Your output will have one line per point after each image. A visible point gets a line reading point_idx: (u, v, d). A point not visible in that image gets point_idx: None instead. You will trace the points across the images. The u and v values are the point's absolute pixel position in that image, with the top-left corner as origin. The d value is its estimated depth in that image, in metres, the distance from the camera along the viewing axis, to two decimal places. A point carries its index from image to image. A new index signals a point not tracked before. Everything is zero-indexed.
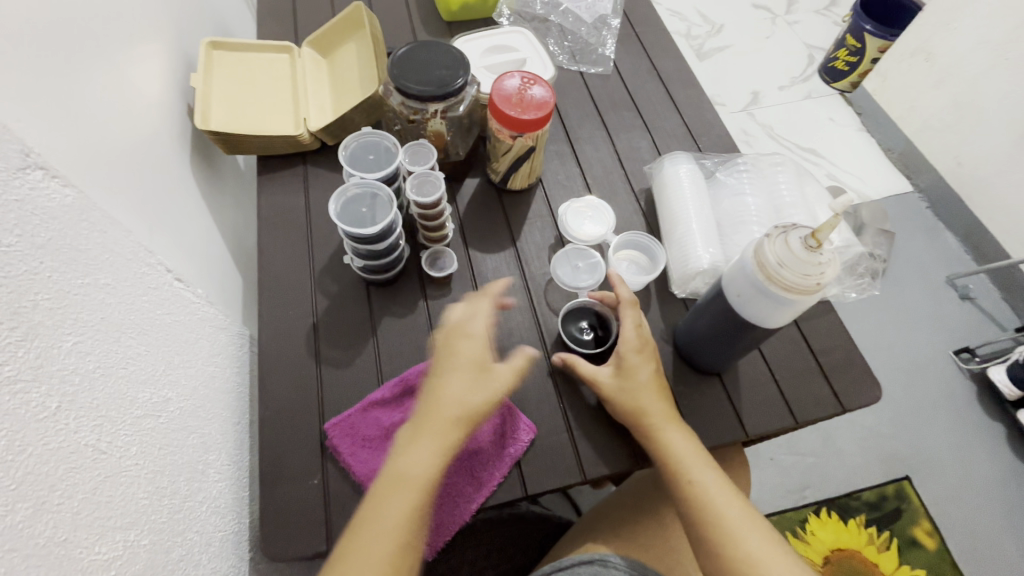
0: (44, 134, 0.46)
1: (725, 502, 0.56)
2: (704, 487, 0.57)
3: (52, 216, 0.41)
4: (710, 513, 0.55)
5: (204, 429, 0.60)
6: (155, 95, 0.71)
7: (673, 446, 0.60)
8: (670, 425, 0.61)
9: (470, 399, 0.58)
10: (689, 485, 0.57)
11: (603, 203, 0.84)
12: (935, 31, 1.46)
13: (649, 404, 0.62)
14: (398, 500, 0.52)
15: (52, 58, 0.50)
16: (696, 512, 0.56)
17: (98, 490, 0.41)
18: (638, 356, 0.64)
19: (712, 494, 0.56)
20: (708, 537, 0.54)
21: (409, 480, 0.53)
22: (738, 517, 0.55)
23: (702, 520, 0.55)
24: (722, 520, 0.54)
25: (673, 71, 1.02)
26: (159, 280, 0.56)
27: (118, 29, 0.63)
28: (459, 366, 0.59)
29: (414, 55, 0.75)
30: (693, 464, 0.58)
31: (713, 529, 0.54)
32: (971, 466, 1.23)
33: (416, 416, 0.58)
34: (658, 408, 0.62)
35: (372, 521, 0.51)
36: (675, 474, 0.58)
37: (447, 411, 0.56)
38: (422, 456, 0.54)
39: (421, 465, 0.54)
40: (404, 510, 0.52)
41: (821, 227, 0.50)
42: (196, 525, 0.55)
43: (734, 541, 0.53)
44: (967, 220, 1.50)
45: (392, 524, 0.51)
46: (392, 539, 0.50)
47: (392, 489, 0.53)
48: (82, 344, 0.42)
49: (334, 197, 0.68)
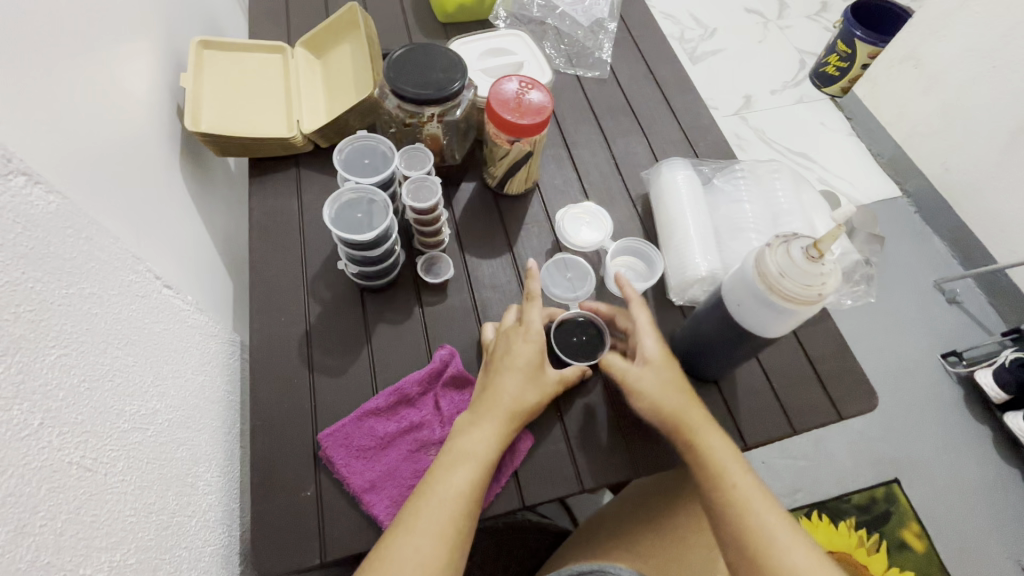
0: (28, 136, 0.44)
1: (768, 512, 0.54)
2: (746, 494, 0.55)
3: (35, 224, 0.40)
4: (754, 522, 0.53)
5: (193, 440, 0.58)
6: (143, 95, 0.69)
7: (712, 446, 0.58)
8: (708, 426, 0.60)
9: (525, 394, 0.62)
10: (734, 489, 0.55)
11: (600, 209, 0.83)
12: (924, 39, 1.48)
13: (682, 404, 0.60)
14: (460, 474, 0.56)
15: (36, 56, 0.48)
16: (738, 519, 0.54)
17: (82, 509, 0.40)
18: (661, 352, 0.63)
19: (755, 502, 0.54)
20: (751, 546, 0.52)
21: (473, 457, 0.57)
22: (780, 527, 0.53)
23: (744, 528, 0.53)
24: (767, 530, 0.52)
25: (669, 76, 1.02)
26: (147, 288, 0.54)
27: (105, 28, 0.61)
28: (518, 358, 0.63)
29: (410, 57, 0.74)
30: (734, 469, 0.57)
31: (756, 539, 0.52)
32: (959, 469, 1.24)
33: (476, 403, 0.62)
34: (692, 408, 0.60)
35: (434, 493, 0.54)
36: (716, 476, 0.56)
37: (506, 399, 0.61)
38: (483, 439, 0.59)
39: (482, 445, 0.58)
40: (465, 485, 0.55)
41: (823, 237, 0.50)
42: (185, 540, 0.53)
43: (777, 552, 0.51)
44: (954, 225, 1.51)
45: (453, 496, 0.54)
46: (453, 511, 0.54)
47: (454, 466, 0.57)
48: (66, 357, 0.41)
49: (328, 202, 0.67)
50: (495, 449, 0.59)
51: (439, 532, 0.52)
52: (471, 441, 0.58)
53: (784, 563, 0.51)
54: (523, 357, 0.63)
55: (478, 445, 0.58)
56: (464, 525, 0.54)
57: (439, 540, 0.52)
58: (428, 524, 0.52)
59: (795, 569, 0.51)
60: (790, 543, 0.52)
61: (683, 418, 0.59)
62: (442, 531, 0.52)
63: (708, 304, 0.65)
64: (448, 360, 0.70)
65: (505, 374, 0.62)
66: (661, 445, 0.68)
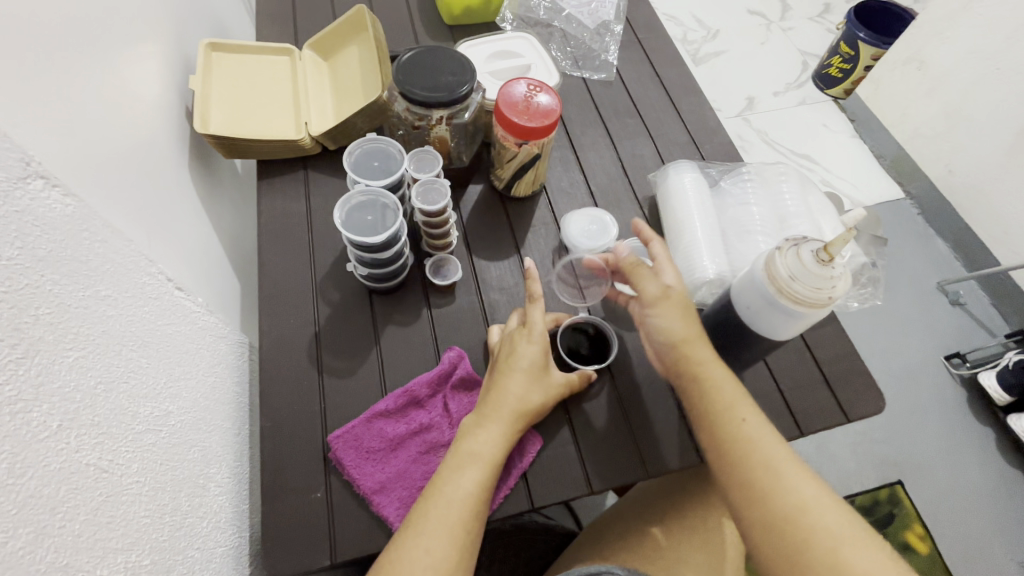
0: (44, 139, 0.44)
1: (775, 449, 0.52)
2: (755, 430, 0.53)
3: (52, 227, 0.40)
4: (758, 456, 0.51)
5: (204, 442, 0.59)
6: (153, 98, 0.69)
7: (717, 377, 0.57)
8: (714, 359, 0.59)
9: (529, 395, 0.62)
10: (743, 424, 0.53)
11: (599, 211, 0.81)
12: (928, 40, 1.48)
13: (689, 331, 0.61)
14: (468, 476, 0.56)
15: (49, 58, 0.48)
16: (742, 454, 0.52)
17: (98, 511, 0.40)
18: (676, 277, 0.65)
19: (762, 438, 0.52)
20: (754, 480, 0.50)
21: (480, 459, 0.58)
22: (787, 462, 0.51)
23: (747, 464, 0.51)
24: (772, 464, 0.50)
25: (675, 78, 1.02)
26: (159, 290, 0.54)
27: (116, 32, 0.61)
28: (522, 357, 0.63)
29: (420, 60, 0.74)
30: (744, 407, 0.55)
31: (761, 472, 0.50)
32: (962, 471, 1.24)
33: (481, 405, 0.62)
34: (700, 337, 0.61)
35: (443, 494, 0.55)
36: (724, 412, 0.55)
37: (511, 399, 0.61)
38: (491, 439, 0.59)
39: (490, 445, 0.59)
40: (474, 486, 0.56)
41: (834, 240, 0.50)
42: (196, 541, 0.53)
43: (782, 487, 0.49)
44: (957, 227, 1.51)
45: (462, 497, 0.55)
46: (462, 511, 0.54)
47: (462, 467, 0.57)
48: (82, 359, 0.41)
49: (339, 204, 0.67)
50: (502, 448, 0.59)
51: (449, 532, 0.52)
52: (478, 442, 0.59)
53: (788, 498, 0.48)
54: (527, 356, 0.63)
55: (485, 445, 0.59)
56: (473, 525, 0.54)
57: (450, 541, 0.52)
58: (438, 525, 0.52)
59: (802, 504, 0.48)
60: (797, 480, 0.49)
61: (690, 346, 0.60)
62: (452, 532, 0.52)
63: (715, 306, 0.65)
64: (457, 362, 0.70)
65: (509, 375, 0.63)
66: (669, 448, 0.68)
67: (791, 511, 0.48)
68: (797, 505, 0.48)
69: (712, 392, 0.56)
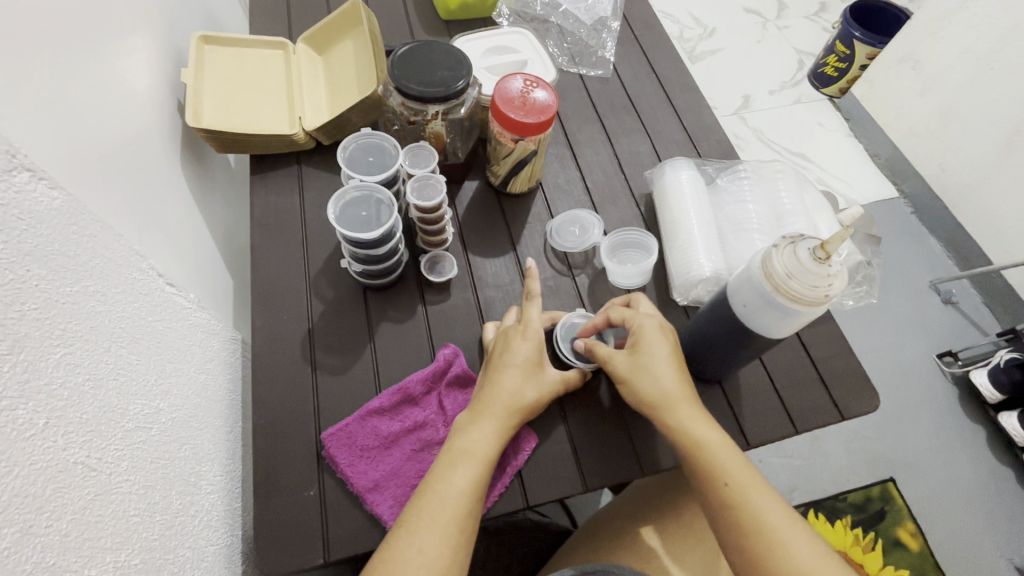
0: (31, 131, 0.43)
1: (767, 512, 0.51)
2: (741, 493, 0.52)
3: (40, 220, 0.39)
4: (751, 524, 0.51)
5: (196, 439, 0.58)
6: (145, 91, 0.68)
7: (700, 439, 0.56)
8: (696, 419, 0.57)
9: (523, 391, 0.62)
10: (725, 489, 0.53)
11: (585, 211, 0.83)
12: (923, 40, 1.48)
13: (667, 392, 0.58)
14: (462, 472, 0.56)
15: (38, 49, 0.47)
16: (735, 519, 0.52)
17: (87, 509, 0.39)
18: (653, 335, 0.61)
19: (752, 504, 0.52)
20: (748, 549, 0.50)
21: (475, 455, 0.57)
22: (780, 523, 0.50)
23: (741, 533, 0.51)
24: (766, 531, 0.50)
25: (672, 75, 1.01)
26: (150, 286, 0.54)
27: (107, 25, 0.60)
28: (516, 354, 0.63)
29: (416, 54, 0.73)
30: (729, 466, 0.54)
31: (753, 538, 0.50)
32: (953, 468, 1.25)
33: (476, 400, 0.62)
34: (680, 397, 0.58)
35: (438, 491, 0.54)
36: (709, 476, 0.54)
37: (506, 396, 0.61)
38: (485, 436, 0.59)
39: (484, 442, 0.58)
40: (467, 483, 0.55)
41: (831, 239, 0.49)
42: (188, 540, 0.53)
43: (780, 554, 0.49)
44: (950, 226, 1.52)
45: (456, 495, 0.54)
46: (456, 508, 0.53)
47: (457, 463, 0.56)
48: (70, 355, 0.40)
49: (333, 199, 0.66)
50: (497, 445, 0.59)
51: (444, 530, 0.52)
52: (472, 438, 0.58)
53: (786, 565, 0.48)
54: (520, 353, 0.63)
55: (479, 442, 0.58)
56: (468, 523, 0.54)
57: (444, 539, 0.52)
58: (432, 523, 0.52)
59: (799, 569, 0.48)
60: (793, 539, 0.50)
61: (667, 407, 0.57)
62: (446, 530, 0.52)
63: (713, 303, 0.65)
64: (452, 359, 0.69)
65: (504, 371, 0.62)
66: (664, 446, 0.68)
67: None
68: (795, 572, 0.48)
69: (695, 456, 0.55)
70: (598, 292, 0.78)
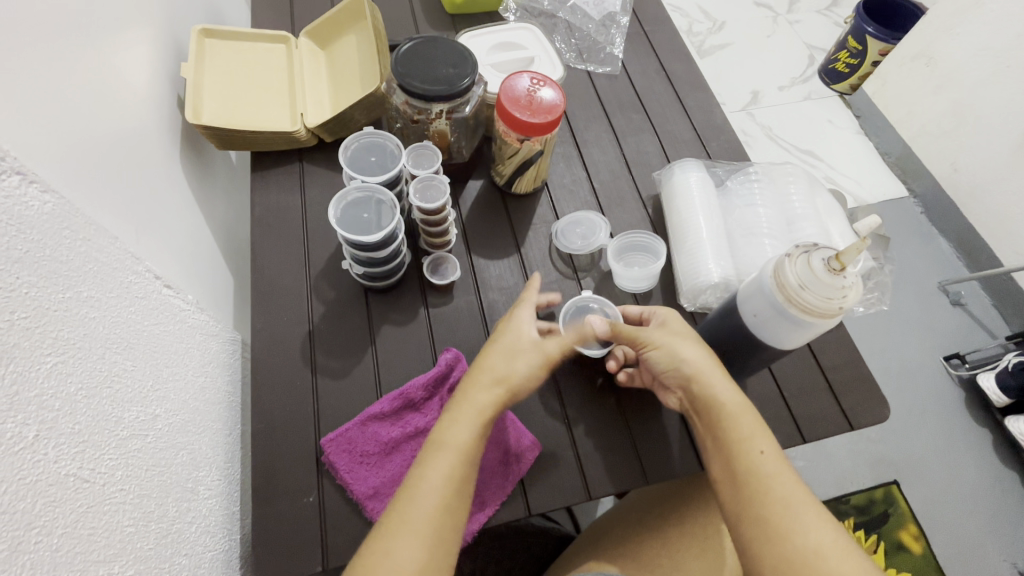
0: (21, 131, 0.42)
1: (793, 489, 0.49)
2: (772, 465, 0.50)
3: (30, 226, 0.38)
4: (776, 495, 0.49)
5: (193, 445, 0.57)
6: (143, 85, 0.67)
7: (732, 402, 0.54)
8: (726, 384, 0.55)
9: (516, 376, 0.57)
10: (762, 457, 0.51)
11: (594, 213, 0.81)
12: (937, 36, 1.44)
13: (699, 358, 0.57)
14: (439, 466, 0.51)
15: (32, 45, 0.46)
16: (762, 489, 0.49)
17: (78, 523, 0.39)
18: (673, 314, 0.63)
19: (777, 477, 0.50)
20: (771, 520, 0.48)
21: (454, 446, 0.52)
22: (803, 500, 0.49)
23: (765, 504, 0.49)
24: (791, 506, 0.48)
25: (682, 72, 0.99)
26: (147, 289, 0.53)
27: (104, 17, 0.59)
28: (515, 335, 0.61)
29: (419, 51, 0.71)
30: (759, 437, 0.52)
31: (778, 509, 0.48)
32: (958, 472, 1.23)
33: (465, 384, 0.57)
34: (713, 365, 0.57)
35: (413, 490, 0.49)
36: (741, 444, 0.52)
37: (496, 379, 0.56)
38: (465, 424, 0.53)
39: (465, 431, 0.53)
40: (447, 476, 0.50)
41: (846, 250, 0.47)
42: (184, 548, 0.52)
43: (798, 530, 0.47)
44: (961, 227, 1.49)
45: (432, 493, 0.49)
46: (432, 507, 0.49)
47: (433, 456, 0.51)
48: (62, 364, 0.39)
49: (333, 201, 0.65)
50: (482, 433, 0.54)
51: (419, 531, 0.47)
52: (452, 427, 0.53)
53: (802, 541, 0.46)
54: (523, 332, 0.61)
55: (460, 431, 0.53)
56: (446, 524, 0.49)
57: (419, 541, 0.47)
58: (408, 524, 0.47)
59: (818, 548, 0.46)
60: (813, 522, 0.47)
61: (704, 371, 0.56)
62: (421, 531, 0.47)
63: (723, 310, 0.63)
64: (454, 363, 0.68)
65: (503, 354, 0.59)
66: (671, 456, 0.67)
67: (806, 552, 0.46)
68: (814, 548, 0.46)
69: (723, 420, 0.54)
70: (604, 296, 0.77)
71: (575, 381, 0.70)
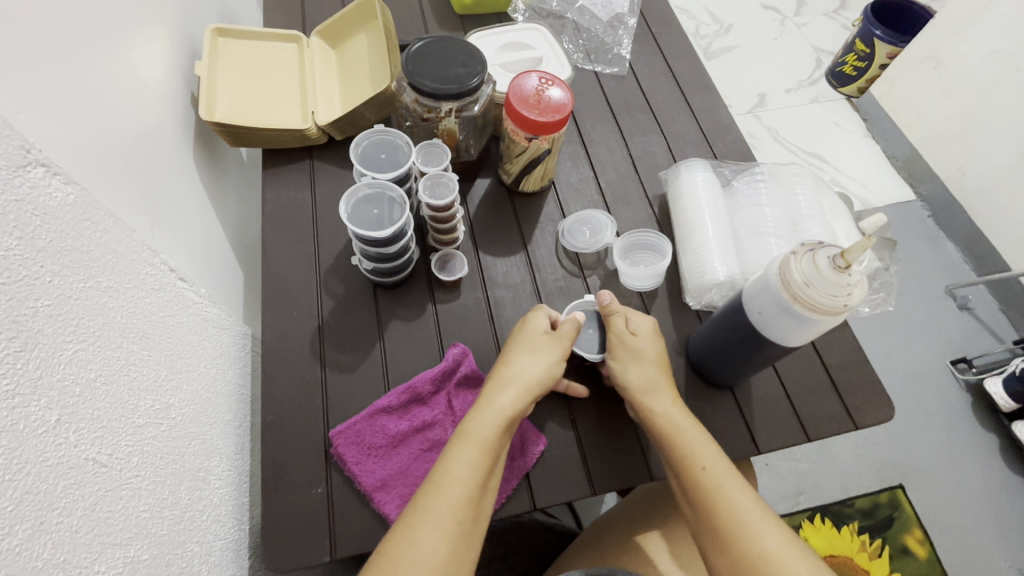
0: (43, 125, 0.43)
1: (736, 496, 0.51)
2: (715, 476, 0.52)
3: (53, 216, 0.39)
4: (719, 507, 0.50)
5: (205, 434, 0.58)
6: (159, 82, 0.68)
7: (672, 424, 0.57)
8: (667, 404, 0.59)
9: (537, 379, 0.59)
10: (702, 473, 0.53)
11: (599, 212, 0.82)
12: (946, 39, 1.43)
13: (647, 383, 0.60)
14: (463, 459, 0.52)
15: (53, 43, 0.47)
16: (708, 502, 0.51)
17: (97, 506, 0.40)
18: (645, 329, 0.64)
19: (720, 488, 0.51)
20: (718, 533, 0.49)
21: (476, 440, 0.53)
22: (750, 510, 0.50)
23: (712, 516, 0.50)
24: (737, 513, 0.49)
25: (689, 73, 1.00)
26: (162, 281, 0.54)
27: (122, 15, 0.60)
28: (535, 339, 0.62)
29: (429, 50, 0.72)
30: (702, 450, 0.55)
31: (722, 520, 0.49)
32: (963, 476, 1.23)
33: (489, 384, 0.58)
34: (658, 385, 0.60)
35: (436, 482, 0.50)
36: (686, 460, 0.54)
37: (517, 382, 0.58)
38: (487, 420, 0.54)
39: (488, 427, 0.54)
40: (470, 471, 0.51)
41: (851, 248, 0.48)
42: (196, 535, 0.53)
43: (744, 536, 0.48)
44: (968, 230, 1.49)
45: (455, 485, 0.50)
46: (456, 499, 0.49)
47: (457, 450, 0.52)
48: (82, 351, 0.40)
49: (345, 196, 0.66)
50: (504, 428, 0.55)
51: (442, 523, 0.48)
52: (474, 422, 0.54)
53: (753, 547, 0.47)
54: (543, 336, 0.62)
55: (482, 427, 0.54)
56: (469, 516, 0.49)
57: (441, 532, 0.47)
58: (430, 515, 0.48)
59: (766, 553, 0.47)
60: (758, 530, 0.48)
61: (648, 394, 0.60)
62: (444, 522, 0.48)
63: (728, 309, 0.63)
64: (461, 359, 0.69)
65: (523, 358, 0.60)
66: None
67: (756, 560, 0.47)
68: (761, 555, 0.47)
69: (671, 436, 0.57)
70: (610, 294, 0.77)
71: (580, 377, 0.71)
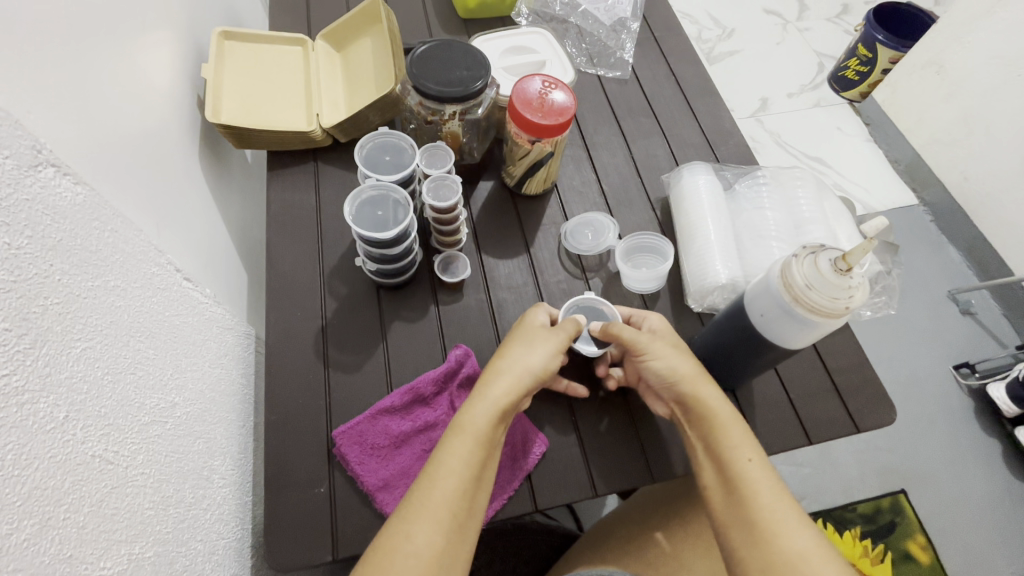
0: (53, 126, 0.44)
1: (774, 493, 0.50)
2: (758, 471, 0.51)
3: (62, 216, 0.40)
4: (761, 502, 0.49)
5: (209, 434, 0.59)
6: (166, 85, 0.69)
7: (720, 414, 0.55)
8: (712, 392, 0.57)
9: (534, 371, 0.58)
10: (748, 465, 0.52)
11: (603, 215, 0.82)
12: (948, 45, 1.43)
13: (690, 374, 0.58)
14: (457, 451, 0.52)
15: (63, 46, 0.48)
16: (748, 496, 0.50)
17: (103, 502, 0.40)
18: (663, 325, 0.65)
19: (761, 484, 0.50)
20: (754, 527, 0.49)
21: (470, 432, 0.53)
22: (786, 509, 0.49)
23: (753, 509, 0.49)
24: (772, 509, 0.49)
25: (691, 76, 1.00)
26: (168, 280, 0.54)
27: (130, 19, 0.61)
28: (533, 333, 0.62)
29: (433, 54, 0.73)
30: (747, 443, 0.53)
31: (762, 515, 0.49)
32: (966, 482, 1.22)
33: (485, 376, 0.58)
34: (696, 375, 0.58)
35: (430, 476, 0.50)
36: (728, 452, 0.53)
37: (513, 374, 0.57)
38: (482, 411, 0.54)
39: (481, 418, 0.54)
40: (464, 464, 0.51)
41: (853, 251, 0.48)
42: (199, 534, 0.53)
43: (782, 534, 0.48)
44: (971, 235, 1.49)
45: (450, 478, 0.50)
46: (450, 492, 0.49)
47: (452, 442, 0.52)
48: (90, 350, 0.41)
49: (350, 198, 0.66)
50: (498, 421, 0.55)
51: (436, 517, 0.48)
52: (468, 413, 0.54)
53: (787, 545, 0.47)
54: (541, 330, 0.62)
55: (476, 419, 0.54)
56: (462, 509, 0.49)
57: (436, 526, 0.48)
58: (424, 509, 0.48)
59: (800, 553, 0.46)
60: (792, 529, 0.48)
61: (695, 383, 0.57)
62: (438, 516, 0.48)
63: (730, 311, 0.63)
64: (463, 360, 0.69)
65: (520, 350, 0.60)
66: (675, 456, 0.67)
67: (790, 559, 0.46)
68: (795, 554, 0.46)
69: (713, 428, 0.55)
70: (612, 296, 0.78)
71: (582, 379, 0.71)
